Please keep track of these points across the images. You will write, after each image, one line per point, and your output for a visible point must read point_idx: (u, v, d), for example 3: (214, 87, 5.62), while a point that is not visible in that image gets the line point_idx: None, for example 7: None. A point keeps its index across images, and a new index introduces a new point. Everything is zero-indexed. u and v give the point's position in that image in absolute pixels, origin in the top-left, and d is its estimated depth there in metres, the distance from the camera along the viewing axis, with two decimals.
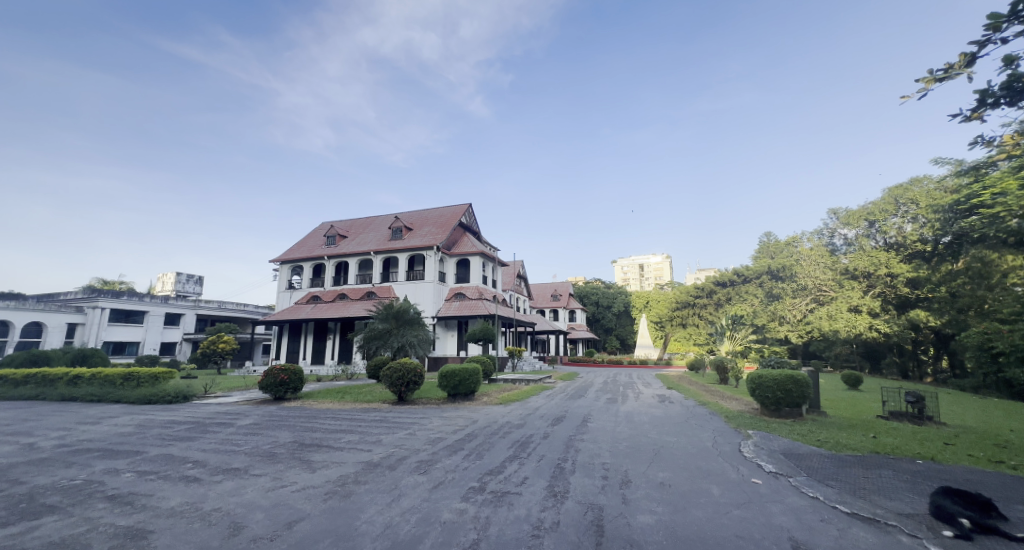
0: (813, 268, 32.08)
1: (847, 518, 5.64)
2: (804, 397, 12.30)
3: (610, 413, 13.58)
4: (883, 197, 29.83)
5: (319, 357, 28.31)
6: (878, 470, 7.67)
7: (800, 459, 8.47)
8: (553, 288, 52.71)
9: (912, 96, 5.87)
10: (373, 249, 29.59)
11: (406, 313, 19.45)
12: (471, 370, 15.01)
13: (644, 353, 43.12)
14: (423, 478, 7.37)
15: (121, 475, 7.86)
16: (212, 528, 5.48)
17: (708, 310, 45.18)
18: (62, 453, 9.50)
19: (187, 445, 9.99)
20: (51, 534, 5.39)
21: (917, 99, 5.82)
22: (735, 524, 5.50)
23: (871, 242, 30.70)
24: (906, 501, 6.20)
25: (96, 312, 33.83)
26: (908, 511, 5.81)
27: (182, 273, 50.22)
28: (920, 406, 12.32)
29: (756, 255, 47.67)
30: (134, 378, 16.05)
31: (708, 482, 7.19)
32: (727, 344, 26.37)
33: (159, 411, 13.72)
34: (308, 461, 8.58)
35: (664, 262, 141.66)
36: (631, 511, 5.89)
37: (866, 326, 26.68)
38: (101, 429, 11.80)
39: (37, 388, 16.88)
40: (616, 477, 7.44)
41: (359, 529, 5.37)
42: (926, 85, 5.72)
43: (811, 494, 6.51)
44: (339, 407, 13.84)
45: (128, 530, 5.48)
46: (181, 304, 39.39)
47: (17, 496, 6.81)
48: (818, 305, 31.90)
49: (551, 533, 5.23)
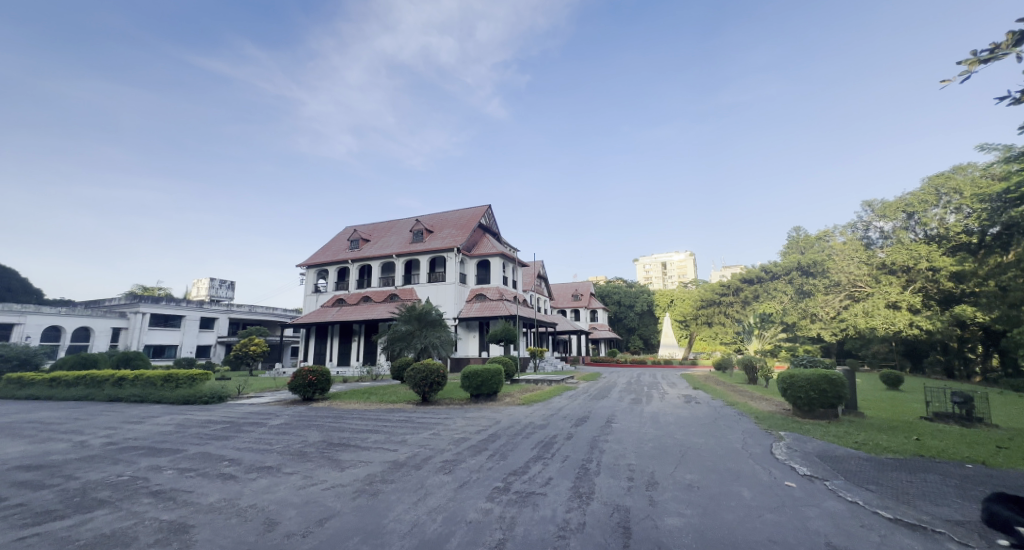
0: (847, 263, 31.22)
1: (890, 524, 5.41)
2: (839, 397, 11.84)
3: (635, 413, 13.44)
4: (922, 186, 28.42)
5: (345, 359, 28.96)
6: (922, 474, 7.32)
7: (836, 462, 8.15)
8: (573, 288, 52.18)
9: (954, 80, 5.62)
10: (396, 251, 30.14)
11: (428, 314, 19.69)
12: (493, 370, 15.04)
13: (668, 352, 42.24)
14: (448, 478, 7.46)
15: (164, 472, 8.27)
16: (248, 523, 5.70)
17: (734, 308, 44.18)
18: (110, 451, 10.05)
19: (223, 444, 10.42)
20: (102, 527, 5.72)
21: (958, 83, 5.60)
22: (768, 528, 5.37)
23: (910, 235, 29.54)
24: (955, 508, 5.88)
25: (136, 318, 35.58)
26: (958, 518, 5.53)
27: (215, 278, 52.30)
28: (969, 408, 11.67)
29: (784, 250, 45.62)
30: (173, 379, 16.74)
31: (738, 485, 7.04)
32: (757, 343, 25.46)
33: (195, 411, 14.34)
34: (336, 460, 8.83)
35: (688, 260, 139.34)
36: (659, 513, 5.82)
37: (906, 323, 25.37)
38: (144, 428, 12.42)
39: (86, 388, 17.90)
40: (642, 479, 7.34)
41: (388, 527, 5.50)
42: (968, 69, 5.48)
43: (850, 499, 6.26)
44: (365, 407, 14.15)
45: (171, 524, 5.76)
46: (215, 309, 40.94)
47: (71, 491, 7.27)
48: (853, 302, 30.79)
49: (578, 534, 5.21)
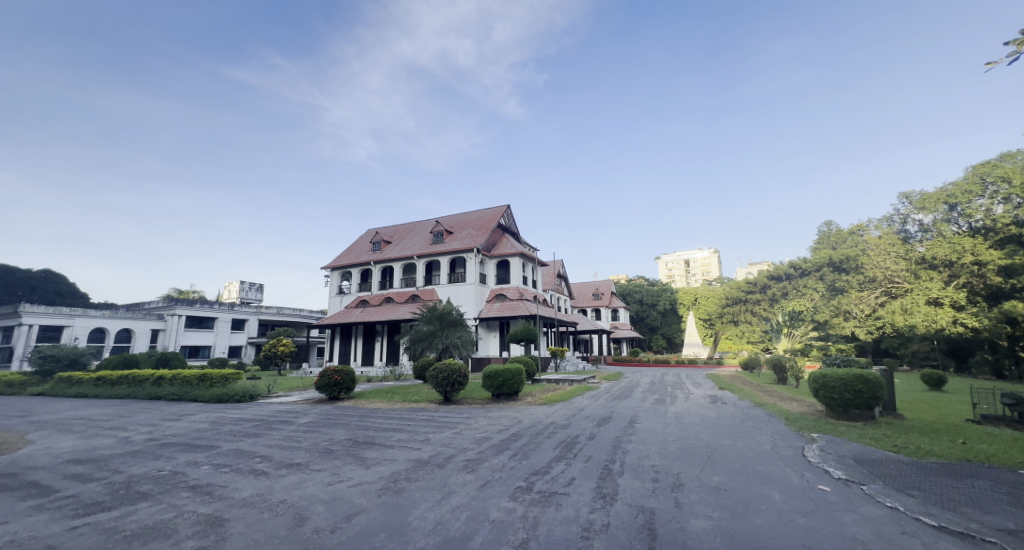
0: (883, 258, 30.07)
1: (934, 531, 5.16)
2: (876, 398, 11.32)
3: (659, 413, 13.18)
4: (966, 176, 27.11)
5: (369, 359, 29.50)
6: (970, 480, 6.92)
7: (873, 466, 7.81)
8: (594, 287, 51.68)
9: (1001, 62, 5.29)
10: (417, 253, 30.53)
11: (449, 314, 19.86)
12: (514, 370, 15.05)
13: (693, 352, 41.34)
14: (471, 477, 7.51)
15: (200, 468, 8.62)
16: (279, 518, 5.87)
17: (761, 306, 43.02)
18: (151, 447, 10.55)
19: (254, 441, 10.78)
20: (145, 519, 6.01)
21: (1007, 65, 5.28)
22: (800, 532, 5.20)
23: (952, 227, 28.10)
24: (1007, 516, 5.54)
25: (174, 320, 37.25)
26: (1010, 527, 5.21)
27: (245, 281, 54.14)
28: (1021, 411, 10.95)
29: (815, 246, 43.99)
30: (207, 379, 17.43)
31: (769, 488, 6.81)
32: (786, 342, 24.69)
33: (228, 409, 14.91)
34: (361, 458, 9.01)
35: (712, 257, 136.45)
36: (685, 516, 5.70)
37: (949, 320, 23.93)
38: (181, 425, 12.98)
39: (128, 388, 18.84)
40: (668, 480, 7.21)
41: (412, 524, 5.59)
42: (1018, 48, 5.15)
43: (889, 505, 5.98)
44: (389, 406, 14.42)
45: (208, 518, 6.00)
46: (246, 310, 42.40)
47: (117, 484, 7.66)
48: (889, 298, 29.61)
49: (602, 535, 5.18)
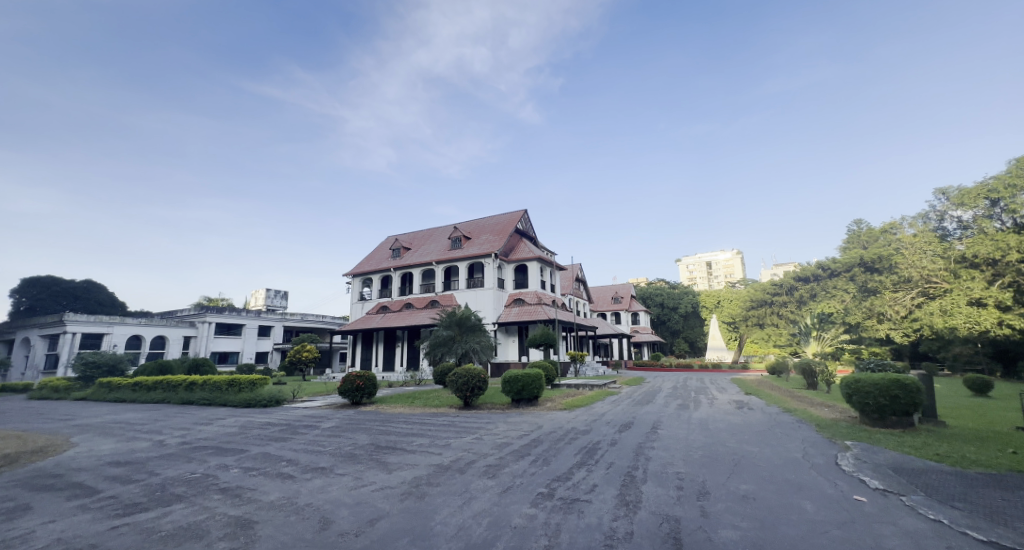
0: (919, 257, 28.84)
1: (980, 545, 4.88)
2: (915, 404, 10.78)
3: (682, 419, 12.88)
4: (1008, 169, 25.85)
5: (391, 365, 29.89)
6: (1020, 492, 6.51)
7: (913, 475, 7.44)
8: (613, 290, 51.15)
9: None
10: (435, 259, 30.84)
11: (468, 319, 19.95)
12: (534, 375, 14.95)
13: (716, 356, 40.33)
14: (492, 482, 7.50)
15: (230, 471, 8.87)
16: (305, 521, 5.99)
17: (788, 309, 41.72)
18: (184, 450, 10.94)
19: (281, 445, 11.04)
20: (180, 520, 6.21)
21: None
22: (835, 544, 4.99)
23: (995, 224, 26.72)
24: None
25: (204, 327, 38.60)
26: None
27: (271, 289, 55.66)
28: None
29: (845, 245, 42.38)
30: (235, 383, 18.00)
31: (800, 497, 6.57)
32: (815, 345, 23.74)
33: (255, 413, 15.33)
34: (384, 463, 9.11)
35: (735, 259, 133.57)
36: (712, 525, 5.54)
37: (994, 321, 22.67)
38: (212, 429, 13.41)
39: (162, 393, 19.61)
40: (692, 488, 7.04)
41: (434, 529, 5.60)
42: None
43: (931, 517, 5.69)
44: (410, 411, 14.55)
45: (239, 519, 6.17)
46: (272, 317, 43.59)
47: (153, 486, 7.95)
48: (926, 299, 28.30)
49: (625, 543, 5.09)
